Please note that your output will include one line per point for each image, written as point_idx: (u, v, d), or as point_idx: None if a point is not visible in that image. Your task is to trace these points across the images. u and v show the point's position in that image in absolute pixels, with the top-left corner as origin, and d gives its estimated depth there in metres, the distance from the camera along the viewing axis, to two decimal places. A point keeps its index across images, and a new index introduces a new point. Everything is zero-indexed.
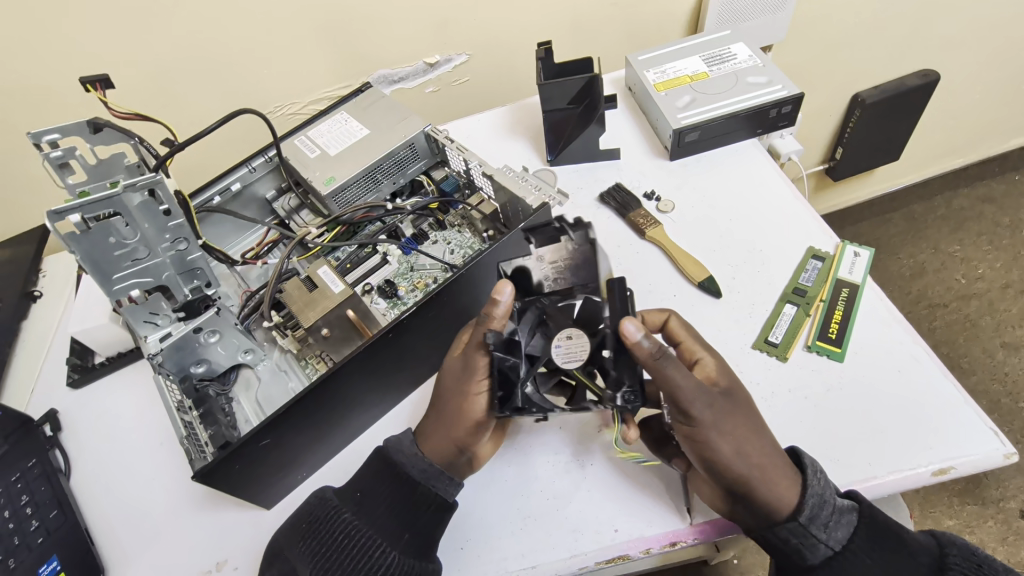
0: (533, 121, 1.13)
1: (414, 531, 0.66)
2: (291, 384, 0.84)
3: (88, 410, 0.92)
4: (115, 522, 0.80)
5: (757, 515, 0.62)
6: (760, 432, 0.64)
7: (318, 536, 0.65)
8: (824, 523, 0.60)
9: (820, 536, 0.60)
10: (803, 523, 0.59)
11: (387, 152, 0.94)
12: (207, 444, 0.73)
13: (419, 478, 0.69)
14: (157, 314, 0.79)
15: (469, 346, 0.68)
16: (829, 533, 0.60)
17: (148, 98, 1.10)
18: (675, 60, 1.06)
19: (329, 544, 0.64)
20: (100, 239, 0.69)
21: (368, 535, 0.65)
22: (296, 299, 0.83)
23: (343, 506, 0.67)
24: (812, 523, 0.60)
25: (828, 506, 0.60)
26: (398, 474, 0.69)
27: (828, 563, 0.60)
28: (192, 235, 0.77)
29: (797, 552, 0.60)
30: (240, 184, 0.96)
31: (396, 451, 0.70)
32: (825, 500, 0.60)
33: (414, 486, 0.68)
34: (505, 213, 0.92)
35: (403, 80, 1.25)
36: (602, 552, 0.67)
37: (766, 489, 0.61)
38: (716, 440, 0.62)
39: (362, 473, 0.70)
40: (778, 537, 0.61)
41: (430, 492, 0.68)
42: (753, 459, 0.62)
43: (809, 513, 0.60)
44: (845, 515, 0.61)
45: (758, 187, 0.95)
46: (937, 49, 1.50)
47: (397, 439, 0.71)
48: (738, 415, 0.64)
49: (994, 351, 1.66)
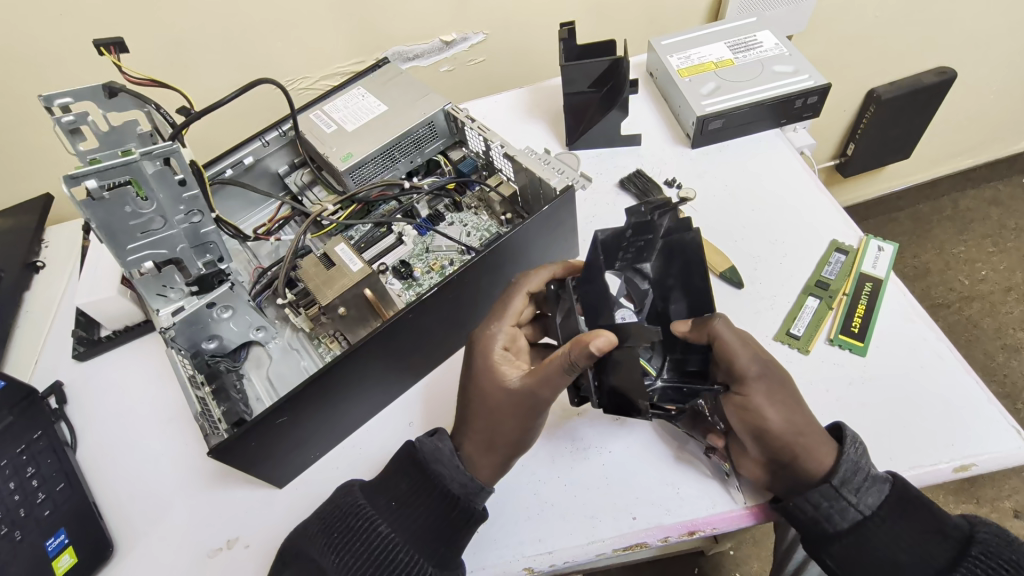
0: (552, 103, 1.11)
1: (449, 547, 0.64)
2: (304, 363, 0.83)
3: (94, 383, 0.90)
4: (122, 497, 0.79)
5: (791, 481, 0.63)
6: (805, 407, 0.66)
7: (351, 547, 0.62)
8: (856, 487, 0.60)
9: (850, 499, 0.60)
10: (835, 486, 0.60)
11: (407, 129, 0.92)
12: (221, 421, 0.72)
13: (459, 493, 0.66)
14: (169, 288, 0.78)
15: (540, 386, 0.65)
16: (860, 498, 0.60)
17: (158, 66, 1.06)
18: (700, 47, 1.04)
19: (362, 556, 0.62)
20: (116, 207, 0.68)
21: (404, 549, 0.63)
22: (312, 276, 0.80)
23: (378, 515, 0.65)
24: (844, 486, 0.60)
25: (862, 472, 0.61)
26: (433, 483, 0.66)
27: (856, 529, 0.60)
28: (206, 208, 0.74)
29: (827, 518, 0.60)
30: (252, 158, 0.94)
31: (433, 461, 0.68)
32: (858, 466, 0.61)
33: (454, 503, 0.65)
34: (525, 195, 0.90)
35: (419, 57, 1.22)
36: (620, 540, 0.66)
37: (806, 456, 0.62)
38: (767, 404, 0.64)
39: (397, 479, 0.67)
40: (809, 501, 0.61)
41: (469, 507, 0.65)
42: (802, 425, 0.64)
43: (841, 474, 0.60)
44: (879, 484, 0.61)
45: (780, 178, 0.94)
46: (957, 47, 1.48)
47: (435, 447, 0.68)
48: (786, 385, 0.66)
49: (995, 353, 1.67)
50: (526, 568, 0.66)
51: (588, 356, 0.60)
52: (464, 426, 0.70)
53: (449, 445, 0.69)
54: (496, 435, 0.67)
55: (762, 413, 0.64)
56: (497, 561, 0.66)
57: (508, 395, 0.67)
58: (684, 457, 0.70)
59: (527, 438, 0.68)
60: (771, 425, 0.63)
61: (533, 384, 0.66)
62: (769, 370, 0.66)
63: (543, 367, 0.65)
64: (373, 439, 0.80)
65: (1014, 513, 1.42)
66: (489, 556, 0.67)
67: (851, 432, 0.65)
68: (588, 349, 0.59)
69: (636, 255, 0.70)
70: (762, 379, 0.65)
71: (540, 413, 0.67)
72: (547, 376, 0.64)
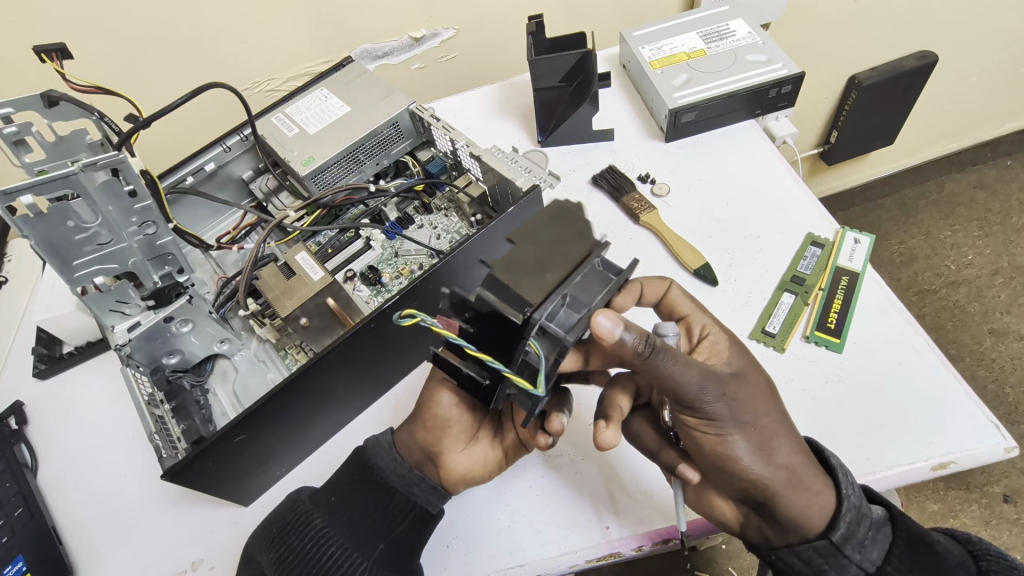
0: (523, 100, 1.08)
1: (389, 542, 0.62)
2: (270, 375, 0.81)
3: (56, 402, 0.87)
4: (83, 519, 0.76)
5: (779, 528, 0.57)
6: (782, 429, 0.59)
7: (287, 542, 0.60)
8: (859, 542, 0.55)
9: (853, 556, 0.54)
10: (835, 543, 0.54)
11: (371, 131, 0.90)
12: (179, 440, 0.69)
13: (397, 485, 0.65)
14: (126, 302, 0.75)
15: None
16: (863, 554, 0.54)
17: (115, 70, 1.02)
18: (672, 37, 1.01)
19: (296, 552, 0.60)
20: (58, 222, 0.64)
21: (338, 544, 0.60)
22: (272, 286, 0.79)
23: (315, 509, 0.63)
24: (846, 543, 0.54)
25: (865, 523, 0.55)
26: (374, 476, 0.65)
27: None
28: (161, 218, 0.72)
29: (820, 572, 0.55)
30: (214, 164, 0.90)
31: (373, 454, 0.66)
32: (862, 515, 0.55)
33: (391, 494, 0.64)
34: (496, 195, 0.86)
35: (388, 55, 1.19)
36: (591, 551, 0.65)
37: (793, 499, 0.56)
38: (736, 434, 0.57)
39: (339, 477, 0.66)
40: (803, 554, 0.56)
41: (407, 500, 0.64)
42: (780, 465, 0.57)
43: (843, 531, 0.54)
44: (880, 529, 0.56)
45: (757, 170, 0.92)
46: (937, 31, 1.46)
47: (375, 440, 0.67)
48: (762, 410, 0.59)
49: (982, 338, 1.66)
50: None
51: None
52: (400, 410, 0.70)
53: (388, 436, 0.68)
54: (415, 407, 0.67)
55: (721, 456, 0.57)
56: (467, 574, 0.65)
57: None
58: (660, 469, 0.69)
59: (443, 412, 0.65)
60: (729, 464, 0.57)
61: None
62: (736, 400, 0.57)
63: None
64: (342, 454, 0.77)
65: (1005, 498, 1.41)
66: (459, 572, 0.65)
67: (842, 465, 0.60)
68: None
69: None
70: (729, 415, 0.57)
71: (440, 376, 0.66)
72: None
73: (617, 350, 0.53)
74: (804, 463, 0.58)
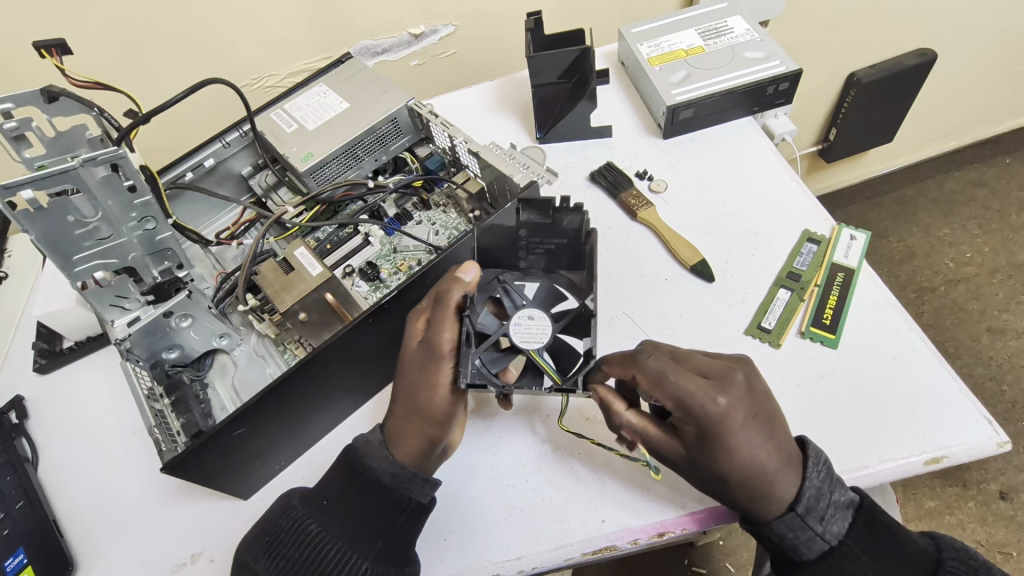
0: (522, 95, 1.08)
1: (387, 540, 0.63)
2: (269, 370, 0.81)
3: (57, 396, 0.87)
4: (83, 513, 0.77)
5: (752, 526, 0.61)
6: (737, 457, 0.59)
7: (282, 550, 0.62)
8: (821, 514, 0.58)
9: (817, 528, 0.58)
10: (800, 515, 0.58)
11: (369, 127, 0.90)
12: (179, 433, 0.70)
13: (391, 484, 0.64)
14: (125, 297, 0.74)
15: (434, 326, 0.65)
16: (826, 526, 0.58)
17: (114, 65, 1.02)
18: (670, 34, 1.01)
19: (293, 558, 0.62)
20: (58, 217, 0.64)
21: (336, 547, 0.62)
22: (271, 280, 0.81)
23: (308, 514, 0.64)
24: (809, 514, 0.58)
25: (826, 499, 0.59)
26: (366, 476, 0.65)
27: (825, 557, 0.58)
28: (160, 213, 0.72)
29: (792, 547, 0.59)
30: (213, 160, 0.91)
31: (365, 454, 0.66)
32: (822, 493, 0.59)
33: (386, 492, 0.64)
34: (531, 232, 0.70)
35: (387, 51, 1.19)
36: (590, 542, 0.66)
37: (747, 504, 0.60)
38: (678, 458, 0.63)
39: (329, 480, 0.66)
40: (775, 534, 0.59)
41: (404, 497, 0.64)
42: (731, 481, 0.60)
43: (805, 504, 0.58)
44: (844, 509, 0.59)
45: (755, 165, 0.92)
46: (935, 28, 1.46)
47: (366, 440, 0.67)
48: (725, 457, 0.59)
49: (980, 336, 1.66)
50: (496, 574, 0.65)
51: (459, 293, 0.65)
52: (396, 420, 0.68)
53: (378, 435, 0.68)
54: (417, 408, 0.66)
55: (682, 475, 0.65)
56: (462, 569, 0.66)
57: (419, 355, 0.67)
58: (659, 487, 0.68)
59: (445, 405, 0.66)
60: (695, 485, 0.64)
61: (433, 332, 0.65)
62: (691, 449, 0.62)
63: (438, 308, 0.66)
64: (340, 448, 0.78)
65: (1001, 495, 1.41)
66: (456, 566, 0.66)
67: (815, 449, 0.62)
68: (458, 278, 0.66)
69: (553, 257, 0.72)
70: (682, 456, 0.63)
71: (444, 370, 0.65)
72: (441, 316, 0.65)
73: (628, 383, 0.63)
74: (770, 471, 0.59)
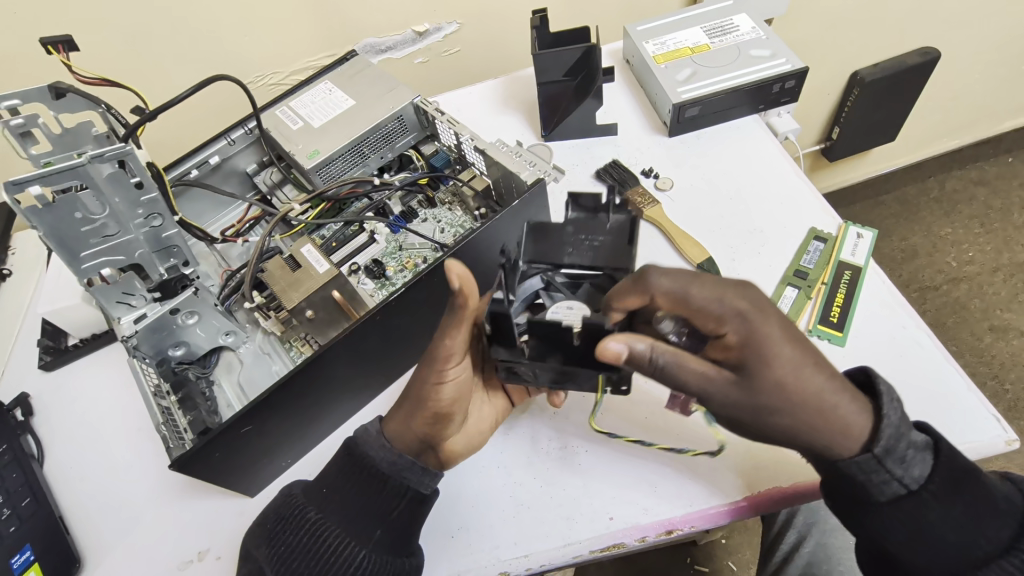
0: (527, 93, 1.08)
1: (386, 529, 0.63)
2: (274, 367, 0.81)
3: (62, 393, 0.87)
4: (89, 510, 0.77)
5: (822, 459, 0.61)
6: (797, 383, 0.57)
7: (282, 539, 0.62)
8: (901, 457, 0.58)
9: (895, 471, 0.58)
10: (877, 457, 0.58)
11: (375, 124, 0.90)
12: (186, 431, 0.70)
13: (389, 472, 0.65)
14: (131, 295, 0.74)
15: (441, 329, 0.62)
16: (906, 470, 0.58)
17: (117, 63, 1.02)
18: (675, 32, 1.01)
19: (293, 545, 0.62)
20: (65, 214, 0.64)
21: (334, 534, 0.63)
22: (278, 278, 0.79)
23: (307, 502, 0.64)
24: (888, 457, 0.58)
25: (906, 440, 0.58)
26: (364, 464, 0.66)
27: (898, 500, 0.59)
28: (167, 210, 0.72)
29: (866, 488, 0.59)
30: (218, 158, 0.91)
31: (363, 442, 0.67)
32: (901, 433, 0.58)
33: (383, 481, 0.65)
34: (578, 228, 0.66)
35: (391, 49, 1.19)
36: (597, 540, 0.66)
37: (820, 440, 0.58)
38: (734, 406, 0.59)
39: (329, 469, 0.67)
40: (848, 474, 0.59)
41: (402, 484, 0.65)
42: (799, 416, 0.58)
43: (884, 446, 0.58)
44: (922, 453, 0.59)
45: (760, 163, 0.92)
46: (939, 26, 1.45)
47: (364, 431, 0.68)
48: (784, 384, 0.57)
49: (983, 335, 1.66)
50: (501, 572, 0.65)
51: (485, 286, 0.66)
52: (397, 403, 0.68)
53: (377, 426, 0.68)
54: (410, 404, 0.65)
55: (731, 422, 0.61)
56: (467, 568, 0.65)
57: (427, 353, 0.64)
58: (667, 482, 0.68)
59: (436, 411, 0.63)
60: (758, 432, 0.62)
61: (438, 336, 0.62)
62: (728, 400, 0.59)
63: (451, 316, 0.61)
64: None
65: None
66: (460, 564, 0.66)
67: (885, 383, 0.61)
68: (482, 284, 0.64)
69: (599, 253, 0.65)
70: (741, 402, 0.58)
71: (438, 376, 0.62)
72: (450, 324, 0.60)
73: (628, 362, 0.57)
74: (824, 413, 0.58)
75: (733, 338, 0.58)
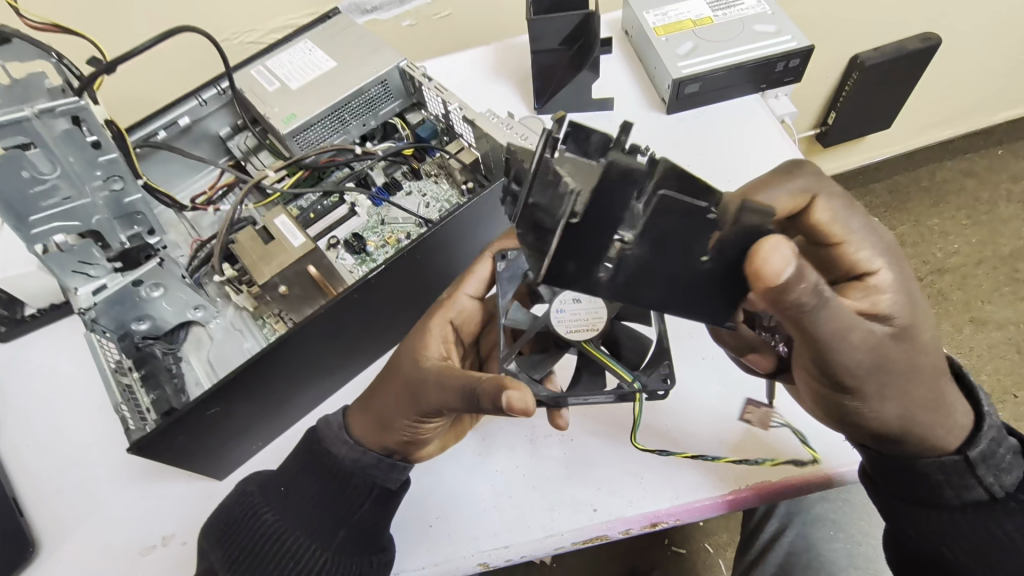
0: (520, 62, 1.02)
1: (349, 530, 0.61)
2: (246, 344, 0.77)
3: (16, 366, 0.82)
4: (44, 491, 0.73)
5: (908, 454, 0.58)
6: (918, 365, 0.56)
7: (237, 539, 0.59)
8: (995, 463, 0.57)
9: (984, 477, 0.56)
10: (970, 460, 0.56)
11: (357, 89, 0.84)
12: (148, 411, 0.66)
13: (351, 469, 0.63)
14: (90, 263, 0.69)
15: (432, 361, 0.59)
16: (997, 478, 0.57)
17: (76, 10, 0.94)
18: (677, 3, 0.96)
19: (248, 548, 0.58)
20: (11, 173, 0.58)
21: (293, 537, 0.59)
22: (249, 251, 0.75)
23: (264, 502, 0.61)
24: (982, 461, 0.56)
25: (1002, 448, 0.57)
26: (327, 460, 0.63)
27: (976, 506, 0.57)
28: (128, 172, 0.67)
29: (942, 488, 0.58)
30: (188, 119, 0.85)
31: (329, 438, 0.64)
32: (999, 442, 0.57)
33: (347, 477, 0.63)
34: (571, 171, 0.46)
35: (377, 9, 1.11)
36: (577, 533, 0.64)
37: (922, 429, 0.56)
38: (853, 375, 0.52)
39: (288, 465, 0.64)
40: (925, 469, 0.57)
41: (368, 482, 0.63)
42: (912, 403, 0.55)
43: (980, 449, 0.56)
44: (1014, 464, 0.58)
45: (760, 145, 0.89)
46: (942, 10, 1.42)
47: (326, 421, 0.65)
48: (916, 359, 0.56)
49: (963, 327, 1.68)
50: (481, 562, 0.63)
51: (475, 282, 0.67)
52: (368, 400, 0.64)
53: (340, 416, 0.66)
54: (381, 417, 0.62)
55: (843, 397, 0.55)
56: (438, 559, 0.63)
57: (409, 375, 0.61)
58: (654, 474, 0.66)
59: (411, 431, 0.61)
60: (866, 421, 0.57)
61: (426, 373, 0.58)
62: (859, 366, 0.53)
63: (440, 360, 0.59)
64: None
65: None
66: (432, 557, 0.64)
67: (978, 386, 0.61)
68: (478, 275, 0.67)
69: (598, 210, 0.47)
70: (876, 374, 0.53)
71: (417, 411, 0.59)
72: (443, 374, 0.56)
73: (784, 290, 0.45)
74: (947, 385, 0.58)
75: (885, 278, 0.58)
